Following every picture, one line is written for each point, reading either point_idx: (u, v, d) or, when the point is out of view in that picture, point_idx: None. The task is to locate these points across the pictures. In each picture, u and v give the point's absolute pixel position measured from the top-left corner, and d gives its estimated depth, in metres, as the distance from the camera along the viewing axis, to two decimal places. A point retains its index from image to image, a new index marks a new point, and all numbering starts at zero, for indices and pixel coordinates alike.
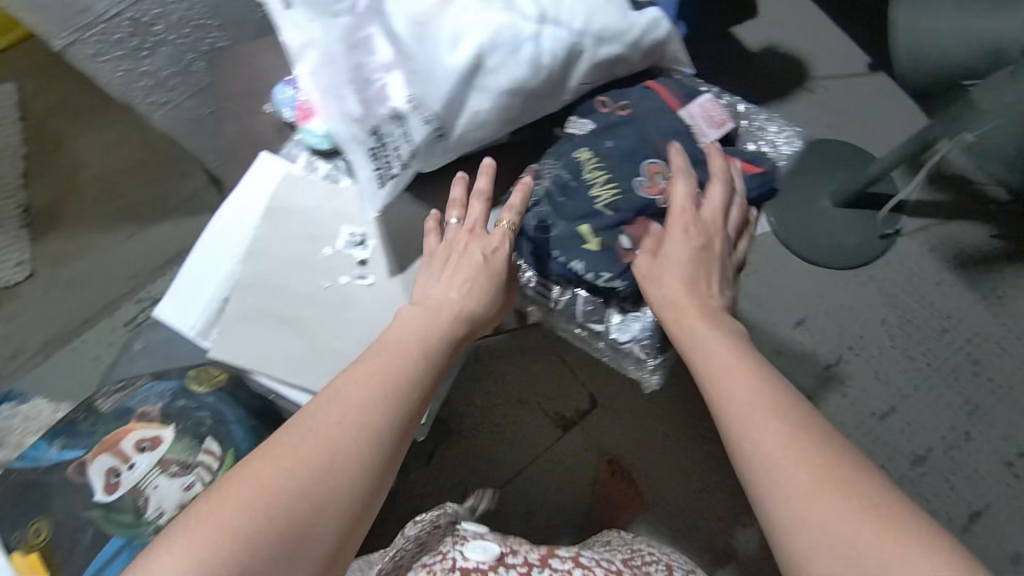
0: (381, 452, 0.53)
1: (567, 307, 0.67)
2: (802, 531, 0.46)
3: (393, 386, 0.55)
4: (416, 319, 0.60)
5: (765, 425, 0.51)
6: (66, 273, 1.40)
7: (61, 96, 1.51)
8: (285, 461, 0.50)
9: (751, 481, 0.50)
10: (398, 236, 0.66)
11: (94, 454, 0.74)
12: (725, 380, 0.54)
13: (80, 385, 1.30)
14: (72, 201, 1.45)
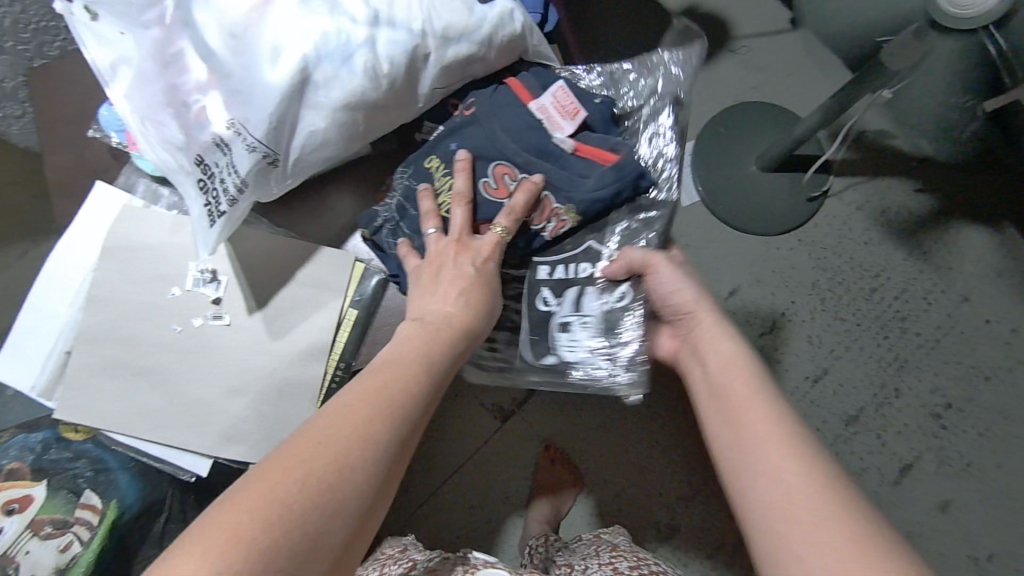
0: (392, 463, 0.46)
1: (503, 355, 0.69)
2: (789, 546, 0.43)
3: (402, 397, 0.47)
4: (424, 335, 0.53)
5: (753, 438, 0.48)
6: None
7: None
8: (296, 468, 0.41)
9: (739, 482, 0.48)
10: (255, 268, 0.63)
11: None
12: (726, 394, 0.52)
13: None
14: None
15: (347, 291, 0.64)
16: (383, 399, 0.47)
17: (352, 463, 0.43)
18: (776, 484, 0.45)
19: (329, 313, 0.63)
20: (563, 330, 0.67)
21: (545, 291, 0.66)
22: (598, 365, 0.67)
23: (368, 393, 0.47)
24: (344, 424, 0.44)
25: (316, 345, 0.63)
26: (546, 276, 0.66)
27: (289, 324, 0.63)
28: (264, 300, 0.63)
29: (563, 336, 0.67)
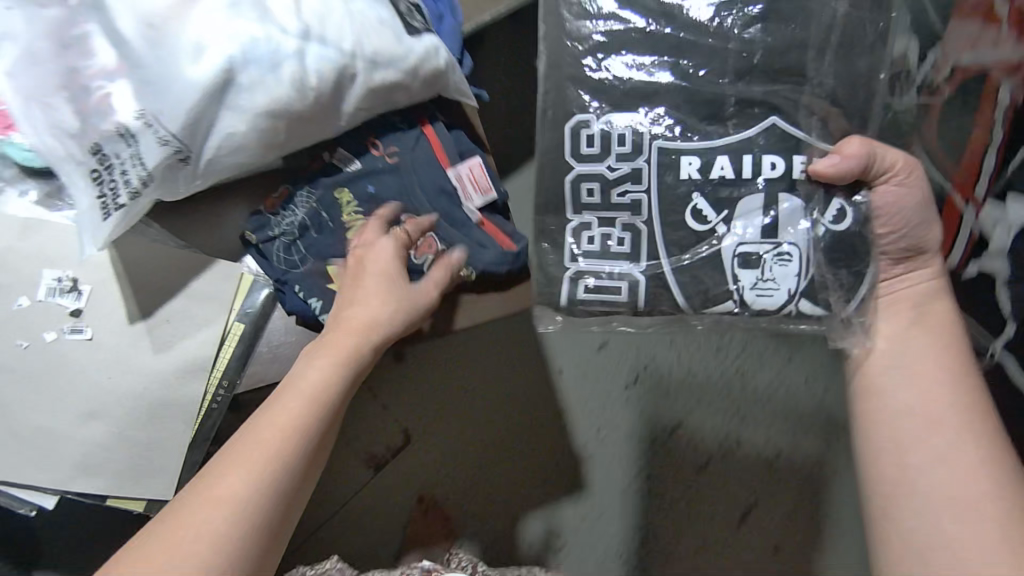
0: (288, 498, 0.48)
1: (616, 256, 0.54)
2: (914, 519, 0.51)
3: (278, 475, 0.47)
4: (317, 356, 0.51)
5: (931, 434, 0.52)
6: None
7: None
8: (184, 538, 0.45)
9: (894, 458, 0.53)
10: (132, 275, 0.57)
11: None
12: (914, 390, 0.54)
13: None
14: None
15: (234, 305, 0.58)
16: (258, 484, 0.46)
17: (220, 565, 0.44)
18: (933, 476, 0.51)
19: (213, 331, 0.58)
20: (748, 265, 0.52)
21: (698, 199, 0.52)
22: (770, 288, 0.52)
23: (256, 442, 0.47)
24: (226, 486, 0.46)
25: (194, 363, 0.58)
26: (681, 177, 0.52)
27: (167, 339, 0.58)
28: (137, 312, 0.57)
29: (748, 273, 0.52)
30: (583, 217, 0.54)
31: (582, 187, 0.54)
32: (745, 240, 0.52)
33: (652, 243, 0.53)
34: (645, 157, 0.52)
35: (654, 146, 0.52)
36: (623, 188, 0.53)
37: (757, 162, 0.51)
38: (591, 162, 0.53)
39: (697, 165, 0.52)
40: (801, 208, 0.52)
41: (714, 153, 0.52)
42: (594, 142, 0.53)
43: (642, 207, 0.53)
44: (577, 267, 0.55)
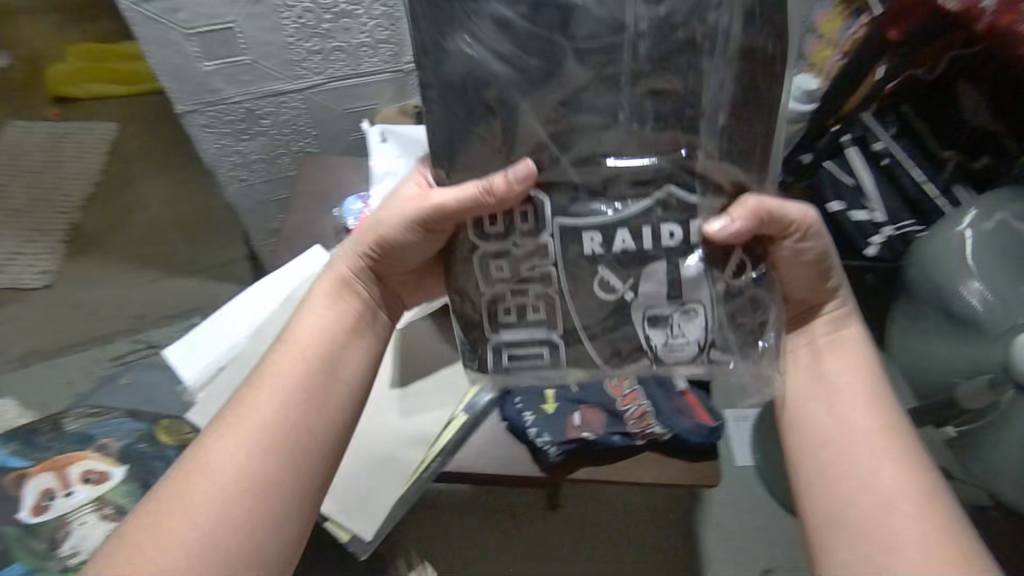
0: (295, 462, 0.50)
1: (531, 324, 0.55)
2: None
3: (302, 410, 0.51)
4: (308, 333, 0.56)
5: (866, 467, 0.51)
6: (79, 294, 1.48)
7: (151, 150, 1.70)
8: (197, 492, 0.47)
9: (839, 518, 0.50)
10: (403, 355, 0.79)
11: (39, 470, 0.73)
12: (839, 438, 0.53)
13: (42, 401, 1.32)
14: (116, 233, 1.57)
15: (464, 399, 0.77)
16: (281, 406, 0.51)
17: (264, 476, 0.48)
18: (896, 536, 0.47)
19: (444, 413, 0.77)
20: (657, 325, 0.53)
21: (604, 271, 0.52)
22: (681, 348, 0.53)
23: (258, 399, 0.51)
24: (226, 438, 0.49)
25: (421, 434, 0.75)
26: (596, 249, 0.51)
27: (411, 408, 0.76)
28: (400, 380, 0.78)
29: (662, 331, 0.53)
30: (489, 293, 0.54)
31: (489, 265, 0.53)
32: (654, 304, 0.52)
33: (564, 315, 0.54)
34: (550, 234, 0.51)
35: (557, 225, 0.51)
36: (529, 264, 0.52)
37: (668, 224, 0.50)
38: (496, 239, 0.52)
39: (602, 240, 0.51)
40: (709, 267, 0.52)
41: (619, 226, 0.50)
42: (499, 220, 0.52)
43: (552, 279, 0.53)
44: (494, 344, 0.56)
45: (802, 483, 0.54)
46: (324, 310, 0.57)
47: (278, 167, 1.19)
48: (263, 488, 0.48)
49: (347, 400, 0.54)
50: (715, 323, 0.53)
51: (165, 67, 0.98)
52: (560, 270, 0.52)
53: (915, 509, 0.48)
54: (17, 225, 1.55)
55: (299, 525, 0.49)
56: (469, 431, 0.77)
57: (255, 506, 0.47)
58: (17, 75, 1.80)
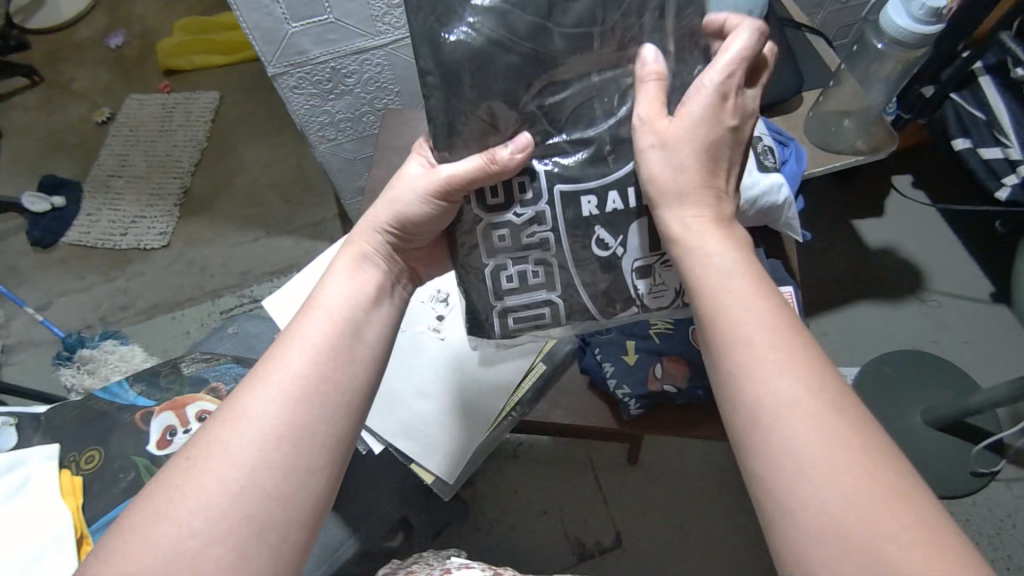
0: (333, 413, 0.50)
1: (533, 287, 0.63)
2: (827, 522, 0.38)
3: (328, 362, 0.52)
4: (331, 301, 0.56)
5: (780, 396, 0.42)
6: (193, 253, 1.60)
7: (248, 114, 1.80)
8: (238, 435, 0.46)
9: (763, 469, 0.41)
10: None
11: (161, 408, 0.81)
12: (746, 362, 0.43)
13: (165, 349, 1.46)
14: (222, 196, 1.67)
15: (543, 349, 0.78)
16: (313, 357, 0.51)
17: (302, 424, 0.48)
18: (813, 465, 0.39)
19: (525, 363, 0.77)
20: (644, 275, 0.63)
21: (600, 231, 0.61)
22: (661, 290, 0.63)
23: (286, 351, 0.52)
24: (262, 385, 0.49)
25: (503, 384, 0.76)
26: (592, 209, 0.60)
27: (493, 356, 0.77)
28: None
29: (643, 282, 0.63)
30: (498, 260, 0.62)
31: (495, 234, 0.62)
32: (639, 257, 0.62)
33: (563, 275, 0.63)
34: (547, 202, 0.60)
35: (556, 192, 0.60)
36: (530, 230, 0.61)
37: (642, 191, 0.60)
38: (499, 211, 0.61)
39: (596, 203, 0.60)
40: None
41: (608, 190, 0.59)
42: (501, 192, 0.60)
43: (550, 244, 0.62)
44: (503, 305, 0.64)
45: (753, 479, 0.42)
46: (348, 276, 0.59)
47: (364, 125, 1.22)
48: (303, 434, 0.48)
49: (373, 361, 0.55)
50: (678, 276, 0.63)
51: (255, 31, 1.00)
52: (557, 233, 0.61)
53: (851, 473, 0.38)
54: (136, 189, 1.69)
55: (335, 472, 0.49)
56: (545, 383, 0.80)
57: (295, 453, 0.47)
58: (131, 52, 1.93)
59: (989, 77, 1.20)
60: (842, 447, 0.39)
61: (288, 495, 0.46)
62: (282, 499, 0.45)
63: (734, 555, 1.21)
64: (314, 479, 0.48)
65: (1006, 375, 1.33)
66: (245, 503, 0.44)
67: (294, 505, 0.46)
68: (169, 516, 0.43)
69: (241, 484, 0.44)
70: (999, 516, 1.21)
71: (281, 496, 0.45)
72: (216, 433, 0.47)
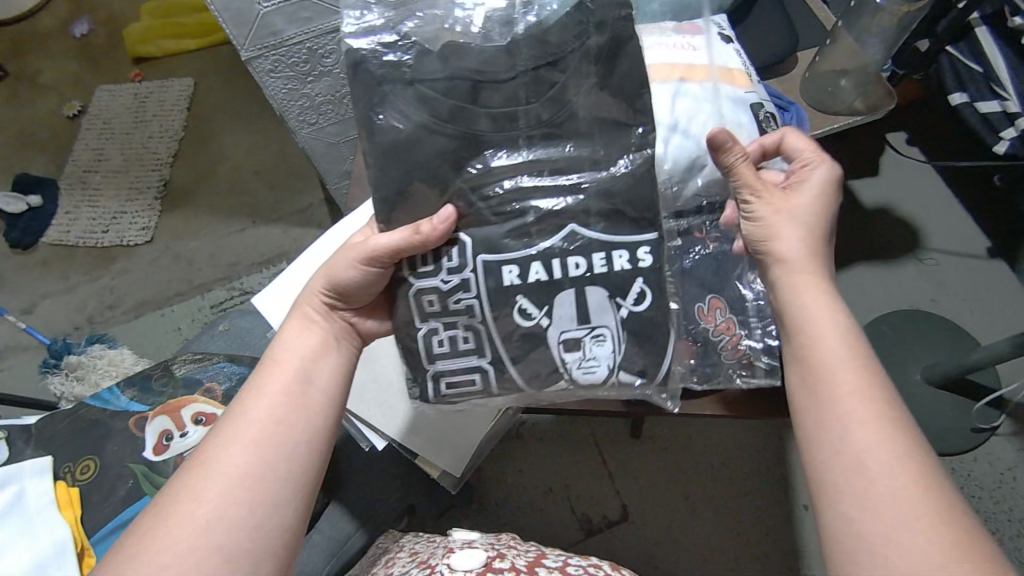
0: (294, 452, 0.54)
1: (463, 353, 0.64)
2: (885, 528, 0.46)
3: (285, 409, 0.55)
4: (285, 353, 0.60)
5: (867, 423, 0.51)
6: (179, 247, 1.56)
7: (226, 100, 1.74)
8: (208, 482, 0.51)
9: (842, 467, 0.50)
10: None
11: (154, 414, 0.78)
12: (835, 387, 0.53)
13: (156, 347, 1.44)
14: (204, 186, 1.63)
15: None
16: (272, 407, 0.55)
17: (267, 468, 0.52)
18: (883, 475, 0.48)
19: None
20: (573, 348, 0.63)
21: (523, 300, 0.61)
22: (593, 359, 0.63)
23: (245, 404, 0.56)
24: (225, 435, 0.53)
25: None
26: (514, 280, 0.61)
27: None
28: None
29: (575, 355, 0.63)
30: (430, 324, 0.63)
31: (423, 299, 0.63)
32: (566, 328, 0.62)
33: (490, 342, 0.63)
34: (472, 269, 0.61)
35: (479, 261, 0.61)
36: (456, 297, 0.62)
37: (567, 261, 0.61)
38: (427, 276, 0.62)
39: (518, 272, 0.61)
40: (606, 299, 0.62)
41: (530, 261, 0.61)
42: (430, 260, 0.62)
43: (476, 310, 0.62)
44: (433, 369, 0.65)
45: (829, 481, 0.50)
46: (295, 335, 0.62)
47: (345, 107, 1.17)
48: (265, 474, 0.52)
49: (327, 403, 0.58)
50: (608, 349, 0.63)
51: (225, 14, 0.95)
52: (482, 300, 0.62)
53: (910, 493, 0.47)
54: (115, 184, 1.64)
55: (302, 505, 0.53)
56: None
57: (260, 489, 0.51)
58: (98, 40, 1.86)
59: (987, 28, 1.16)
60: (909, 481, 0.48)
61: (257, 526, 0.50)
62: (250, 539, 0.49)
63: (741, 520, 1.23)
64: (279, 518, 0.51)
65: (1003, 330, 1.33)
66: (216, 536, 0.48)
67: (263, 537, 0.50)
68: (145, 560, 0.47)
69: (212, 519, 0.49)
70: (1000, 469, 1.22)
71: (249, 535, 0.49)
72: (187, 480, 0.51)
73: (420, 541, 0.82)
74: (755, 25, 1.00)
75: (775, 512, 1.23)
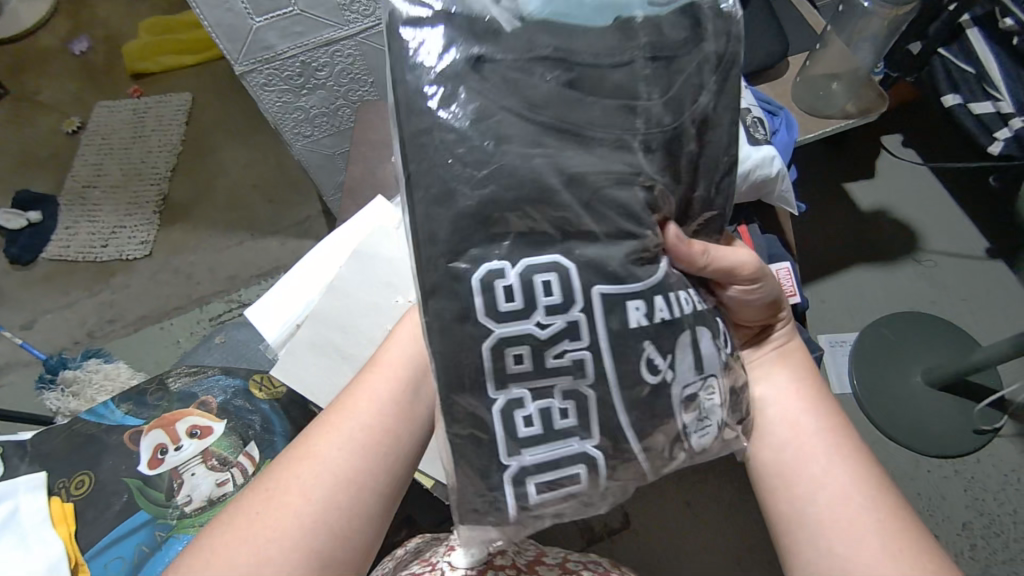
0: (396, 463, 0.51)
1: (560, 432, 0.46)
2: (855, 546, 0.48)
3: (393, 415, 0.52)
4: (398, 347, 0.56)
5: (825, 449, 0.52)
6: (178, 260, 1.57)
7: (223, 114, 1.75)
8: (309, 481, 0.48)
9: (802, 492, 0.51)
10: None
11: (150, 428, 0.78)
12: (797, 417, 0.54)
13: (154, 361, 1.44)
14: (201, 200, 1.64)
15: None
16: (381, 410, 0.52)
17: (366, 477, 0.49)
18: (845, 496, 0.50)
19: None
20: (692, 408, 0.49)
21: (649, 349, 0.46)
22: (710, 420, 0.51)
23: (355, 399, 0.52)
24: (334, 430, 0.51)
25: None
26: (640, 321, 0.45)
27: None
28: None
29: (692, 416, 0.49)
30: (512, 390, 0.45)
31: (508, 352, 0.44)
32: (689, 385, 0.48)
33: (598, 414, 0.46)
34: (582, 306, 0.45)
35: (596, 294, 0.45)
36: (558, 349, 0.45)
37: (672, 300, 0.47)
38: (515, 317, 0.44)
39: (645, 309, 0.46)
40: (713, 344, 0.50)
41: (654, 294, 0.46)
42: (515, 292, 0.44)
43: (587, 364, 0.45)
44: (519, 464, 0.46)
45: (792, 508, 0.51)
46: (407, 325, 0.58)
47: (340, 120, 1.18)
48: (368, 482, 0.49)
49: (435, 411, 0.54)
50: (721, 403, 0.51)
51: (219, 29, 0.96)
52: (598, 350, 0.45)
53: (873, 511, 0.49)
54: (114, 199, 1.65)
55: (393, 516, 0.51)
56: None
57: (360, 498, 0.49)
58: (97, 57, 1.88)
59: (977, 29, 1.17)
60: (872, 501, 0.49)
61: (351, 534, 0.48)
62: (342, 550, 0.47)
63: (742, 526, 1.22)
64: (370, 531, 0.49)
65: (1004, 330, 1.32)
66: (310, 540, 0.46)
67: (354, 550, 0.48)
68: (240, 553, 0.45)
69: (311, 522, 0.47)
70: (1005, 472, 1.21)
71: (340, 546, 0.47)
72: (291, 469, 0.49)
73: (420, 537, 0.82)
74: (746, 32, 1.00)
75: None
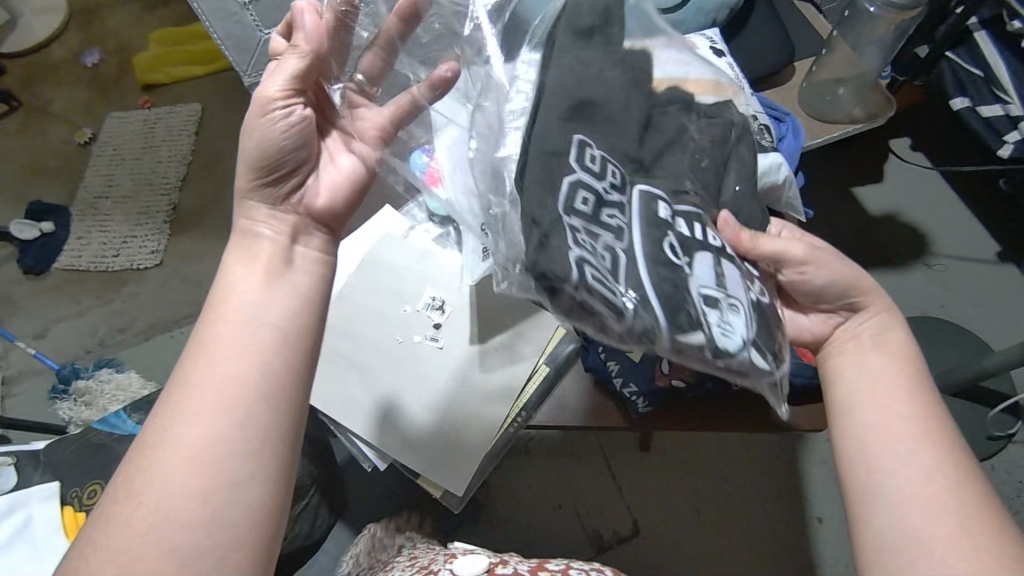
0: (248, 408, 0.49)
1: (602, 255, 0.54)
2: (928, 549, 0.49)
3: (233, 359, 0.51)
4: (231, 291, 0.54)
5: (903, 449, 0.54)
6: (188, 269, 1.58)
7: (232, 123, 1.77)
8: (161, 450, 0.47)
9: (875, 489, 0.54)
10: (482, 309, 0.77)
11: None
12: (882, 418, 0.56)
13: (166, 370, 1.45)
14: (210, 209, 1.65)
15: (547, 351, 0.75)
16: (222, 360, 0.50)
17: (220, 428, 0.48)
18: (917, 494, 0.52)
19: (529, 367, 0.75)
20: (712, 305, 0.56)
21: (671, 237, 0.57)
22: (725, 321, 0.57)
23: (195, 355, 0.51)
24: (174, 392, 0.49)
25: (508, 389, 0.74)
26: (665, 212, 0.58)
27: (495, 364, 0.75)
28: (484, 334, 0.77)
29: (714, 313, 0.56)
30: (572, 218, 0.54)
31: (577, 194, 0.55)
32: (706, 284, 0.56)
33: (633, 265, 0.55)
34: (627, 194, 0.58)
35: (636, 188, 0.59)
36: (611, 211, 0.56)
37: (705, 230, 0.59)
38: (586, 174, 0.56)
39: (668, 207, 0.59)
40: (738, 274, 0.60)
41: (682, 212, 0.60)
42: (594, 161, 0.57)
43: (624, 233, 0.56)
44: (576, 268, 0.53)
45: (864, 502, 0.54)
46: (242, 270, 0.56)
47: None
48: (228, 441, 0.48)
49: (278, 341, 0.52)
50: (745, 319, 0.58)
51: (228, 41, 0.98)
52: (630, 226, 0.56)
53: (951, 514, 0.50)
54: (125, 208, 1.67)
55: (281, 464, 0.50)
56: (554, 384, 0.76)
57: (218, 447, 0.48)
58: (109, 69, 1.90)
59: (985, 32, 1.17)
60: (950, 503, 0.51)
61: (229, 493, 0.47)
62: (205, 507, 0.46)
63: (752, 533, 1.21)
64: (239, 478, 0.47)
65: (1016, 335, 1.31)
66: (172, 509, 0.45)
67: (222, 502, 0.46)
68: (109, 541, 0.45)
69: (185, 496, 0.46)
70: (1019, 479, 1.20)
71: (203, 503, 0.46)
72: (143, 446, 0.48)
73: (426, 550, 0.82)
74: (753, 37, 1.00)
75: (787, 524, 1.21)
